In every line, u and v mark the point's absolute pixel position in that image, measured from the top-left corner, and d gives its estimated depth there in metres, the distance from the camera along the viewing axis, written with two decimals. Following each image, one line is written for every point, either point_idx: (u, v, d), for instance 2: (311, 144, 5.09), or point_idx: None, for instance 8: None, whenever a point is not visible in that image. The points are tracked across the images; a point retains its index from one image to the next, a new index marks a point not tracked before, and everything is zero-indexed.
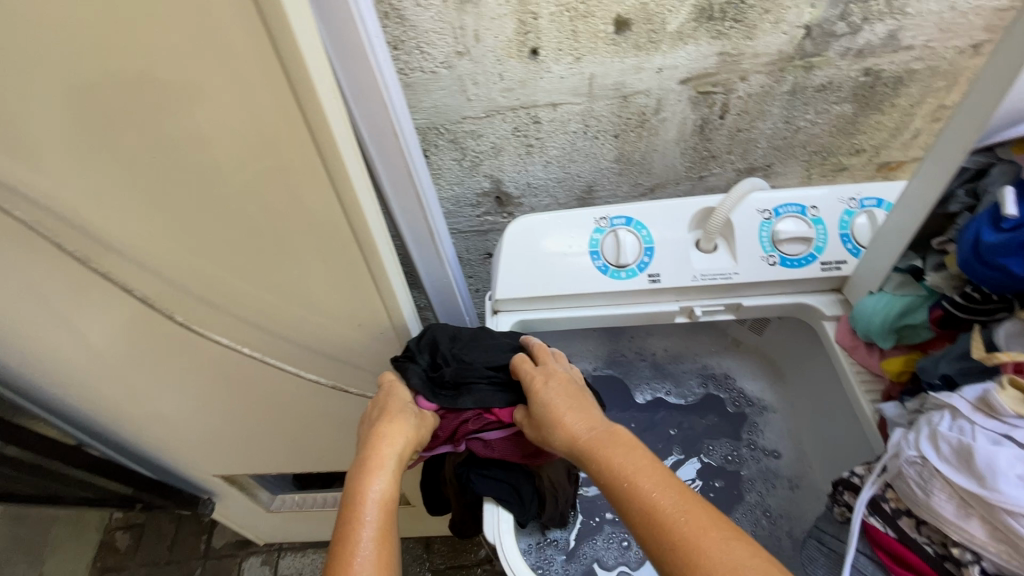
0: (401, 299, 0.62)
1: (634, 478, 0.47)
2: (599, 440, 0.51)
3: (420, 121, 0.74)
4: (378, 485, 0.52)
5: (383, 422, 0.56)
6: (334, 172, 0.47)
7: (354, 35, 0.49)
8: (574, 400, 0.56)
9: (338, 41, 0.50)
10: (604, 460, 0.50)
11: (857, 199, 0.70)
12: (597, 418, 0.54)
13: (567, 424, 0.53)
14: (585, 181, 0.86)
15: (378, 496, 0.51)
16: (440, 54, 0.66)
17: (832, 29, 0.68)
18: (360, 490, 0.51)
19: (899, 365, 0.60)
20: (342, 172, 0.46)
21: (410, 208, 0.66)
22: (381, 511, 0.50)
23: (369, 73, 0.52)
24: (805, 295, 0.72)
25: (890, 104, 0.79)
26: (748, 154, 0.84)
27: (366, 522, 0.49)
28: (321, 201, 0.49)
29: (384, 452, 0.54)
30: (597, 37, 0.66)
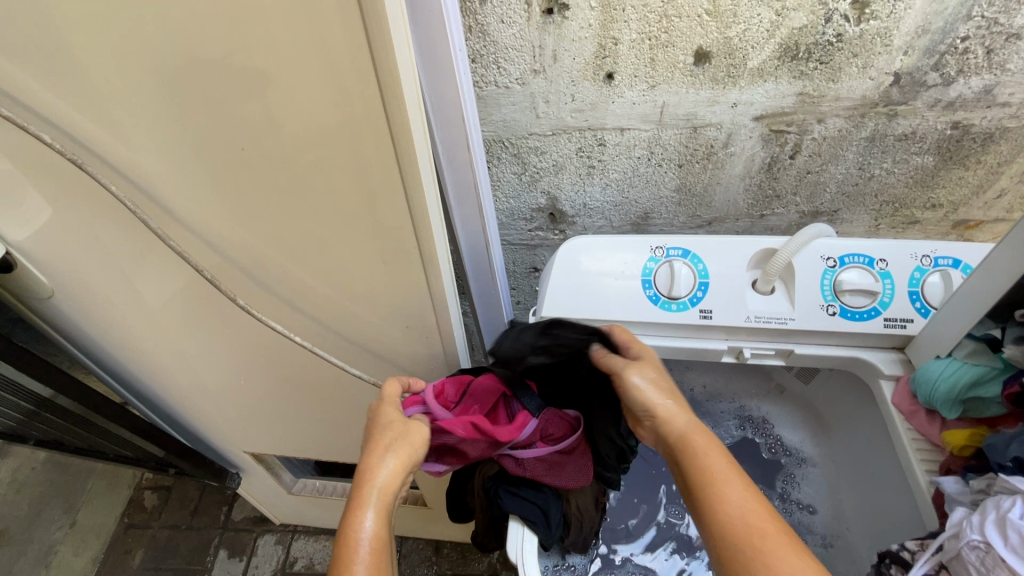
0: (452, 307, 0.63)
1: (717, 469, 0.48)
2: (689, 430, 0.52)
3: (487, 133, 0.75)
4: (369, 520, 0.49)
5: (368, 452, 0.53)
6: (408, 180, 0.48)
7: (441, 48, 0.50)
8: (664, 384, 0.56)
9: (425, 52, 0.51)
10: (691, 448, 0.50)
11: (931, 257, 0.67)
12: (684, 408, 0.54)
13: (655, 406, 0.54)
14: (641, 208, 0.85)
15: (369, 533, 0.49)
16: (516, 70, 0.67)
17: (922, 78, 0.65)
18: (351, 527, 0.49)
19: (963, 438, 0.57)
20: (415, 180, 0.48)
21: (470, 218, 0.67)
22: (373, 550, 0.48)
23: (450, 85, 0.54)
24: (863, 349, 0.69)
25: (976, 160, 0.75)
26: (814, 198, 0.82)
27: (359, 563, 0.47)
28: (390, 205, 0.50)
29: (369, 486, 0.51)
30: (674, 67, 0.65)
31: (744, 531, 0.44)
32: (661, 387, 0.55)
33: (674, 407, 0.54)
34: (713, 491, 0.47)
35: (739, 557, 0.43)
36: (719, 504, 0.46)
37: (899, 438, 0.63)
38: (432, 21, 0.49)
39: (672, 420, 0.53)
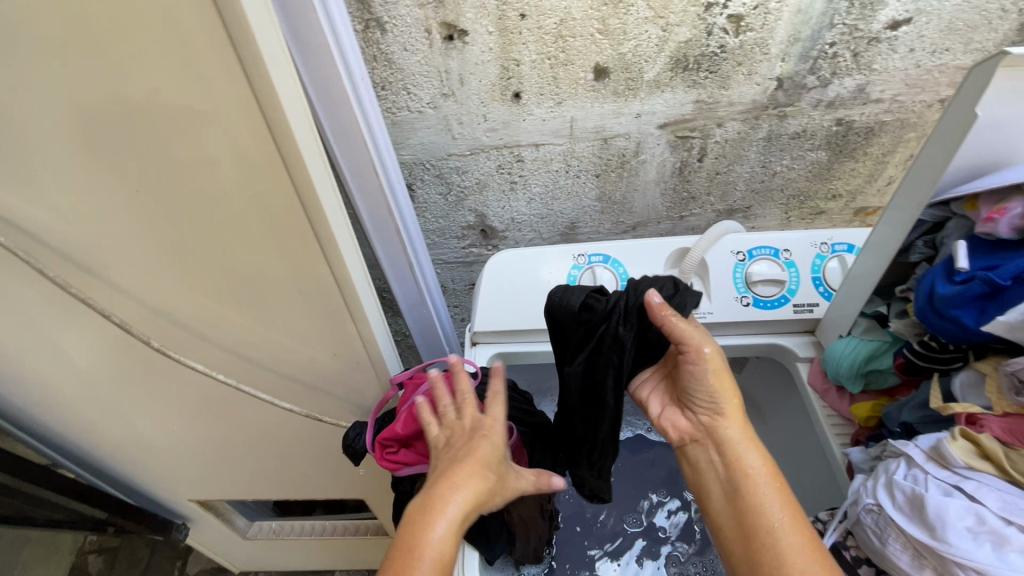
0: (377, 331, 0.63)
1: (775, 494, 0.51)
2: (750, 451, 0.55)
3: (407, 157, 0.76)
4: (440, 529, 0.48)
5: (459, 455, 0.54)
6: (310, 208, 0.49)
7: (335, 78, 0.52)
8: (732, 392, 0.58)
9: (321, 84, 0.53)
10: (750, 471, 0.53)
11: (828, 244, 0.72)
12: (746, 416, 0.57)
13: (728, 407, 0.56)
14: (567, 218, 0.88)
15: (436, 549, 0.47)
16: (426, 95, 0.69)
17: (802, 82, 0.71)
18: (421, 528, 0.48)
19: (867, 409, 0.61)
20: (318, 208, 0.48)
21: (390, 241, 0.68)
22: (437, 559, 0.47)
23: (350, 114, 0.55)
24: (778, 336, 0.73)
25: (863, 152, 0.82)
26: (727, 197, 0.87)
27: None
28: (297, 234, 0.51)
29: (449, 499, 0.50)
30: (577, 83, 0.69)
31: (776, 530, 0.49)
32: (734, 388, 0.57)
33: (739, 410, 0.57)
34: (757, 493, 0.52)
35: (768, 553, 0.49)
36: (767, 519, 0.50)
37: (816, 415, 0.67)
38: (323, 55, 0.50)
39: (735, 427, 0.56)
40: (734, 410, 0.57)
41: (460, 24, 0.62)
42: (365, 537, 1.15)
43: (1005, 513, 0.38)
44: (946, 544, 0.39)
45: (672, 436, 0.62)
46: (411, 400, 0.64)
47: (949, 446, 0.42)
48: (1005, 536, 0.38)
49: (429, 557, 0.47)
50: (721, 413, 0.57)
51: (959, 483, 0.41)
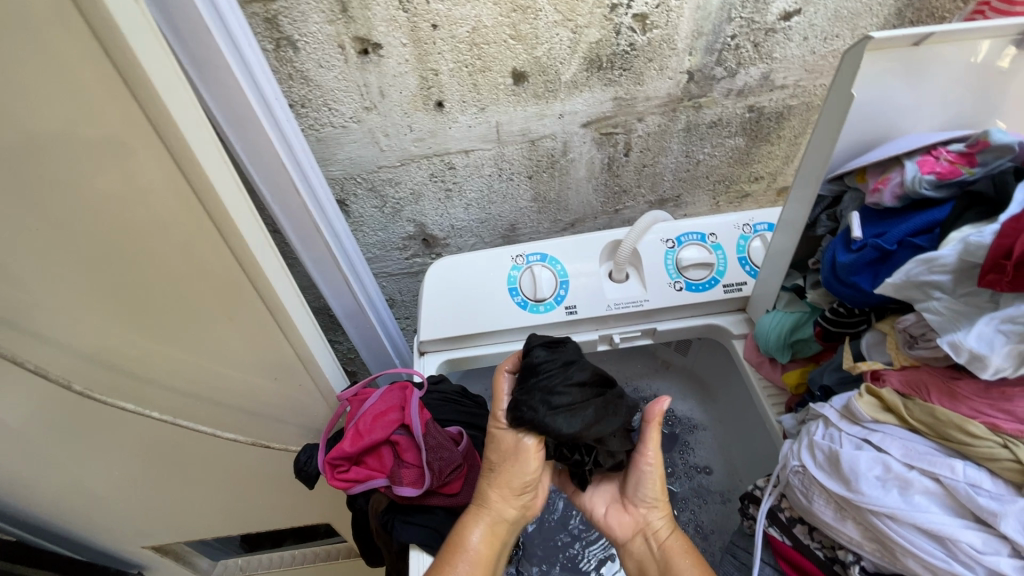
0: (315, 349, 0.63)
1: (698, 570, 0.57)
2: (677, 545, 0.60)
3: (337, 172, 0.75)
4: (476, 536, 0.55)
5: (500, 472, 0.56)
6: (226, 231, 0.48)
7: (241, 99, 0.52)
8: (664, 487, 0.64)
9: (226, 106, 0.53)
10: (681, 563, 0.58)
11: (750, 225, 0.76)
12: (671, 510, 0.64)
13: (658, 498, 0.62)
14: (506, 221, 0.89)
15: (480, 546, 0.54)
16: (348, 110, 0.68)
17: (711, 73, 0.75)
18: (461, 533, 0.55)
19: (796, 376, 0.65)
20: (235, 230, 0.48)
21: (321, 257, 0.68)
22: (474, 563, 0.53)
23: (263, 134, 0.55)
24: (713, 315, 0.76)
25: (777, 136, 0.87)
26: (657, 187, 0.90)
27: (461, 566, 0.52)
28: (216, 259, 0.50)
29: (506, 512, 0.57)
30: (497, 88, 0.70)
31: None
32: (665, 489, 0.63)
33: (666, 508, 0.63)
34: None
35: None
36: None
37: (753, 386, 0.70)
38: (225, 76, 0.50)
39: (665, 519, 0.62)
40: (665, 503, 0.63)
41: (373, 38, 0.62)
42: (337, 561, 1.12)
43: (907, 459, 0.41)
44: (860, 494, 0.42)
45: (617, 533, 0.64)
46: (355, 416, 0.61)
47: (856, 403, 0.45)
48: (908, 479, 0.41)
49: (464, 559, 0.53)
50: (655, 509, 0.62)
51: (868, 436, 0.44)
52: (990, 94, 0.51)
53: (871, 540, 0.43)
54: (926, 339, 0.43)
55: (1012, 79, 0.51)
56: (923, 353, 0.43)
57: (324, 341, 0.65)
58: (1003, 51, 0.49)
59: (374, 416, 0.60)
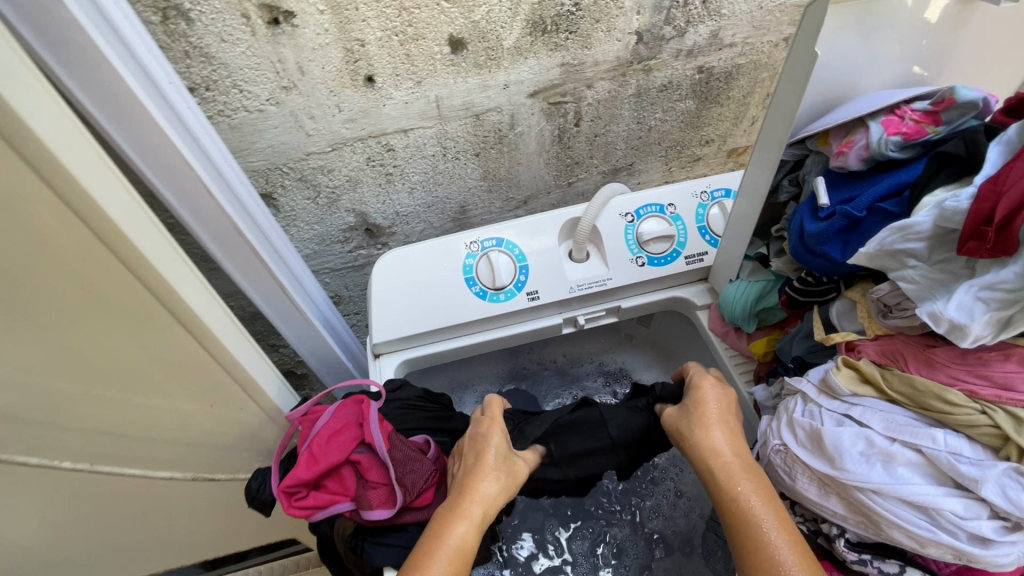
0: (251, 366, 0.55)
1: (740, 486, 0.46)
2: (739, 465, 0.48)
3: (258, 163, 0.66)
4: (460, 530, 0.48)
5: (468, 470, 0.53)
6: (116, 247, 0.40)
7: (124, 90, 0.43)
8: (721, 416, 0.53)
9: (106, 98, 0.43)
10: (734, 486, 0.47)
11: (708, 192, 0.74)
12: (731, 425, 0.52)
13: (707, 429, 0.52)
14: (455, 203, 0.83)
15: (459, 541, 0.48)
16: (263, 90, 0.59)
17: (660, 33, 0.71)
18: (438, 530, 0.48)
19: (763, 345, 0.65)
20: (128, 246, 0.40)
21: (247, 266, 0.59)
22: (455, 558, 0.47)
23: (157, 130, 0.46)
24: (676, 288, 0.74)
25: (726, 96, 0.84)
26: (609, 156, 0.86)
27: (438, 562, 0.46)
28: (116, 282, 0.42)
29: (474, 493, 0.51)
30: (433, 59, 0.63)
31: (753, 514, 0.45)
32: (722, 418, 0.53)
33: (728, 437, 0.51)
34: (736, 482, 0.47)
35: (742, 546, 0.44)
36: (743, 536, 0.44)
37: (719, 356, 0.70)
38: (99, 64, 0.41)
39: (716, 437, 0.51)
40: (712, 429, 0.52)
41: (283, 5, 0.53)
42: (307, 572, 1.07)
43: (889, 432, 0.41)
44: (845, 471, 0.41)
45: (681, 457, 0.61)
46: (307, 437, 0.55)
47: (834, 377, 0.44)
48: (892, 453, 0.40)
49: (445, 552, 0.47)
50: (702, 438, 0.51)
51: (848, 410, 0.43)
52: (935, 49, 0.50)
53: (856, 514, 0.42)
54: (901, 308, 0.42)
55: (956, 31, 0.49)
56: (899, 322, 0.42)
57: (262, 357, 0.58)
58: (934, 9, 0.48)
59: (329, 436, 0.54)
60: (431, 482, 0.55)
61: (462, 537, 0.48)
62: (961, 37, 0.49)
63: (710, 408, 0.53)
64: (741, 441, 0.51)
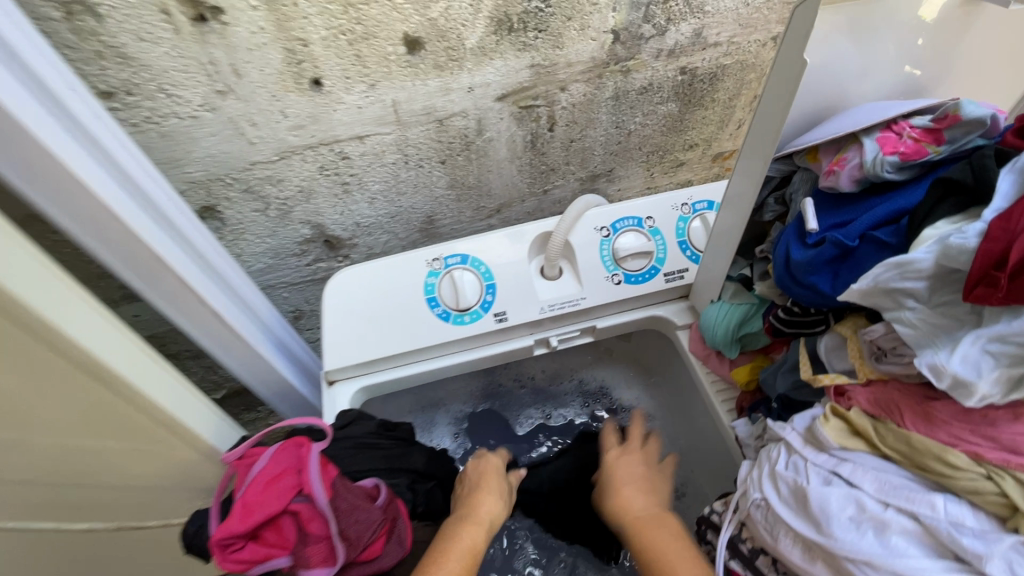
0: (172, 405, 0.50)
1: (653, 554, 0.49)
2: (647, 519, 0.53)
3: (196, 174, 0.60)
4: (466, 535, 0.53)
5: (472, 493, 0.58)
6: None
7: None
8: (643, 477, 0.59)
9: None
10: (644, 538, 0.51)
11: (689, 203, 0.69)
12: (650, 471, 0.60)
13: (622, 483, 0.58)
14: (421, 213, 0.78)
15: (468, 545, 0.52)
16: (195, 95, 0.53)
17: (639, 32, 0.65)
18: (446, 538, 0.52)
19: (746, 373, 0.60)
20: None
21: (173, 295, 0.52)
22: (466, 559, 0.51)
23: (43, 151, 0.39)
24: (655, 306, 0.69)
25: (711, 99, 0.79)
26: (587, 163, 0.81)
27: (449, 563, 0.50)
28: None
29: (480, 510, 0.56)
30: (387, 59, 0.57)
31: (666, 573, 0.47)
32: (644, 475, 0.59)
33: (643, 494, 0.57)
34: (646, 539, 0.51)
35: None
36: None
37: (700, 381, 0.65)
38: None
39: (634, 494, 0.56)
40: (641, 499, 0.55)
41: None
42: None
43: (881, 496, 0.36)
44: (833, 539, 0.36)
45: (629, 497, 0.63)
46: (242, 485, 0.49)
47: (823, 429, 0.39)
48: (885, 520, 0.35)
49: (455, 558, 0.50)
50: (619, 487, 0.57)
51: (836, 467, 0.39)
52: (935, 52, 0.45)
53: None
54: (897, 352, 0.38)
55: (957, 33, 0.45)
56: (895, 369, 0.38)
57: (188, 387, 0.52)
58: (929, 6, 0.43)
59: (267, 482, 0.48)
60: (381, 531, 0.50)
61: (469, 540, 0.52)
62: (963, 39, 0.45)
63: (636, 470, 0.59)
64: (656, 498, 0.56)
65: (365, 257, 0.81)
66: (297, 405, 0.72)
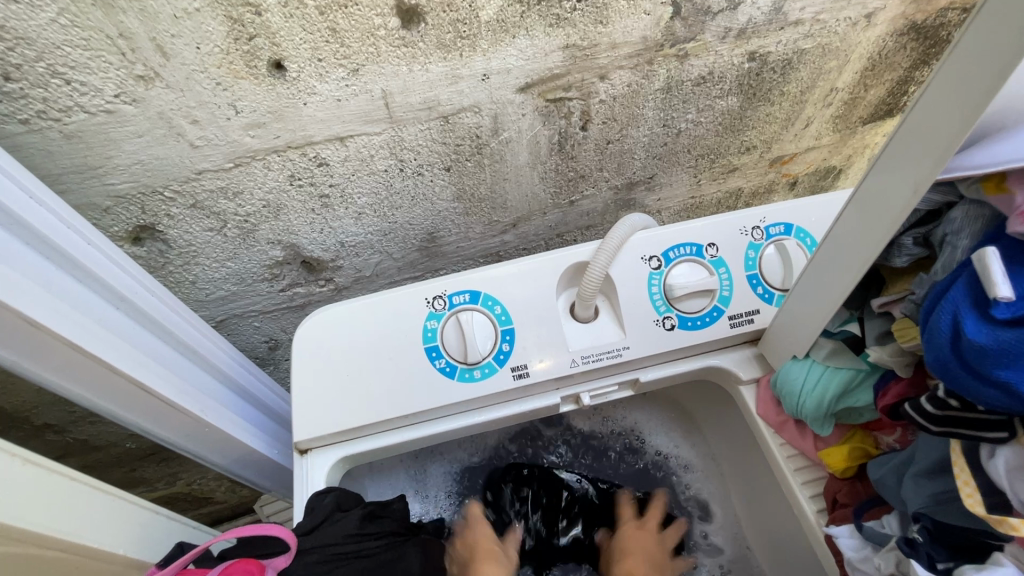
0: (60, 527, 0.36)
1: None
2: None
3: (122, 186, 0.46)
4: None
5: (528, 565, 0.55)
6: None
7: None
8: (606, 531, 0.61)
9: None
10: None
11: (762, 227, 0.54)
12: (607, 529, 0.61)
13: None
14: (420, 229, 0.63)
15: None
16: (107, 82, 0.39)
17: (705, 4, 0.50)
18: None
19: (843, 458, 0.45)
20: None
21: (69, 366, 0.38)
22: None
23: None
24: (715, 354, 0.55)
25: (780, 92, 0.64)
26: (624, 168, 0.66)
27: None
28: None
29: None
30: (374, 35, 0.42)
31: None
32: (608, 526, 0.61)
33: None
34: None
35: None
36: None
37: (774, 458, 0.51)
38: None
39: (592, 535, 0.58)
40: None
41: None
42: None
43: None
44: None
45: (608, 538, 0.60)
46: None
47: None
48: None
49: None
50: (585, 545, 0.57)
51: None
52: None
53: None
54: None
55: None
56: None
57: (87, 484, 0.39)
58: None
59: None
60: None
61: None
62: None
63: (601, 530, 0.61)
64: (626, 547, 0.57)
65: (351, 281, 0.67)
66: (262, 469, 0.58)
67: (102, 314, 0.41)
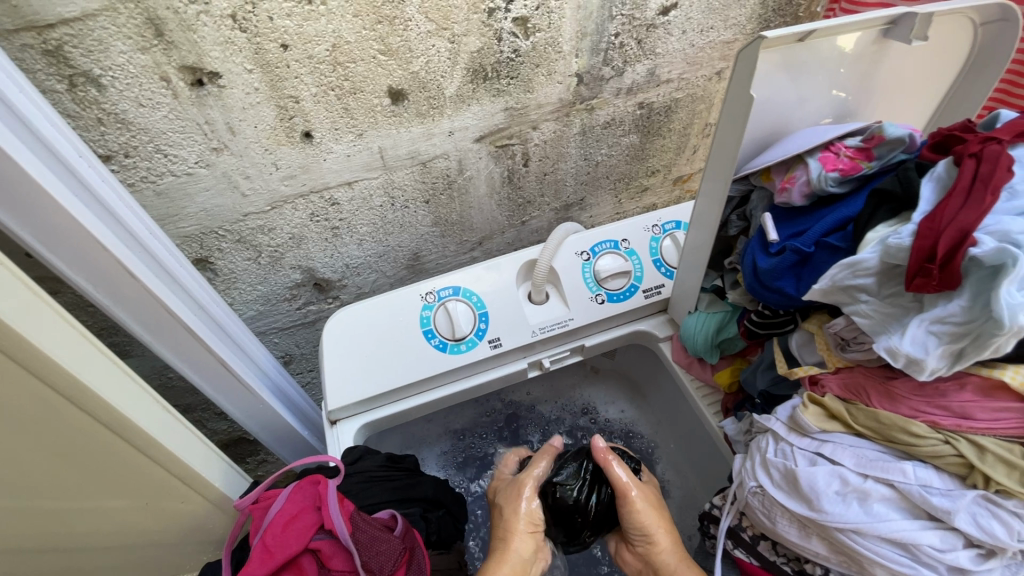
0: (190, 460, 0.51)
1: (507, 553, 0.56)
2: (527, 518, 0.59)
3: (190, 228, 0.62)
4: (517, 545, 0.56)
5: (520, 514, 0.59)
6: (12, 350, 0.36)
7: (29, 186, 0.38)
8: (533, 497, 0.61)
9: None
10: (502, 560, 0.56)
11: (659, 225, 0.75)
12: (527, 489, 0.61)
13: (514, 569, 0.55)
14: (408, 250, 0.81)
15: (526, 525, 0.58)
16: (191, 153, 0.56)
17: (600, 74, 0.72)
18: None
19: (728, 376, 0.64)
20: (28, 347, 0.37)
21: (181, 346, 0.53)
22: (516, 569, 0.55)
23: (66, 219, 0.41)
24: (638, 321, 0.74)
25: (668, 129, 0.87)
26: (560, 194, 0.86)
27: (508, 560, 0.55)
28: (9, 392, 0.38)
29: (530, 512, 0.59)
30: (374, 110, 0.61)
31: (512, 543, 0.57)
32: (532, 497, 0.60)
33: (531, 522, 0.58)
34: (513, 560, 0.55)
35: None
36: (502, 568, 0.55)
37: (687, 389, 0.69)
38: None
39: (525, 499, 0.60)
40: (523, 488, 0.60)
41: (206, 66, 0.50)
42: None
43: (861, 468, 0.41)
44: (824, 513, 0.41)
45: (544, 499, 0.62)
46: (260, 529, 0.51)
47: (803, 416, 0.45)
48: (866, 490, 0.41)
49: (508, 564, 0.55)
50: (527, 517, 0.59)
51: (819, 448, 0.44)
52: (854, 73, 0.52)
53: (837, 553, 0.43)
54: (858, 341, 0.44)
55: (867, 53, 0.51)
56: (857, 356, 0.45)
57: (204, 445, 0.54)
58: (851, 36, 0.48)
59: (284, 524, 0.50)
60: (399, 562, 0.51)
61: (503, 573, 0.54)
62: (870, 61, 0.51)
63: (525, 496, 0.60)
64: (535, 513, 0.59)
65: (354, 297, 0.83)
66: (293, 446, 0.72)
67: (204, 310, 0.57)
